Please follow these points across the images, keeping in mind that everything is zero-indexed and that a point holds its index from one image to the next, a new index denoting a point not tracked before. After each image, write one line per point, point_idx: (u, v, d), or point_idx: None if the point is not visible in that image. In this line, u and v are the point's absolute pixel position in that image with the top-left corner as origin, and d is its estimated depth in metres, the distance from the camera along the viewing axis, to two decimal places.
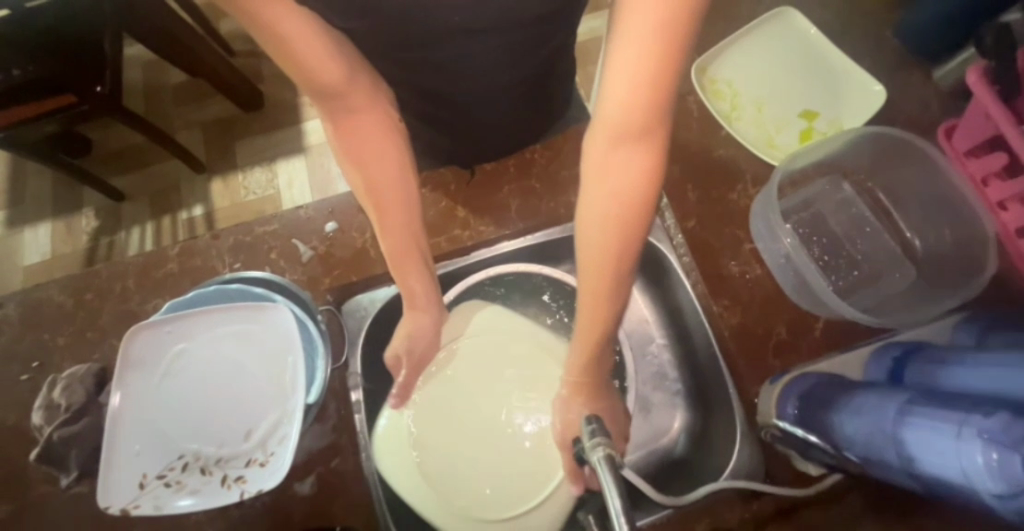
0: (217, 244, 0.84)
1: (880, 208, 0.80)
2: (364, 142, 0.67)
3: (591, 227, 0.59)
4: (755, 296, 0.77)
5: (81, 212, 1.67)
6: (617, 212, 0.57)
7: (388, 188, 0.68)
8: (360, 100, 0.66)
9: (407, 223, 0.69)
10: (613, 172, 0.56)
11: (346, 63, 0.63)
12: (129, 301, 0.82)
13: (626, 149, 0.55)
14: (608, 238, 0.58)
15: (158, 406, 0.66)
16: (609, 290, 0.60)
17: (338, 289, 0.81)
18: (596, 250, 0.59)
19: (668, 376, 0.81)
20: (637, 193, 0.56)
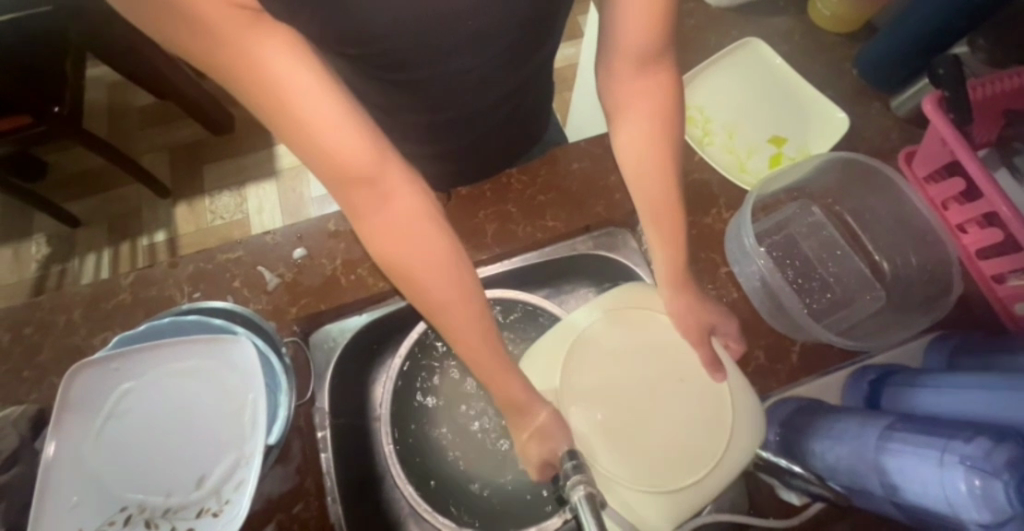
0: (176, 272, 0.79)
1: (848, 231, 0.81)
2: (401, 223, 0.60)
3: (640, 146, 0.70)
4: (733, 320, 0.77)
5: (32, 238, 1.58)
6: (658, 134, 0.69)
7: (430, 273, 0.62)
8: (392, 180, 0.59)
9: (468, 301, 0.63)
10: (639, 102, 0.68)
11: (373, 141, 0.57)
12: (74, 335, 0.76)
13: (644, 79, 0.67)
14: (659, 150, 0.69)
15: (100, 452, 0.60)
16: (669, 197, 0.69)
17: (305, 319, 0.77)
18: (648, 174, 0.70)
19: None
20: (662, 112, 0.68)
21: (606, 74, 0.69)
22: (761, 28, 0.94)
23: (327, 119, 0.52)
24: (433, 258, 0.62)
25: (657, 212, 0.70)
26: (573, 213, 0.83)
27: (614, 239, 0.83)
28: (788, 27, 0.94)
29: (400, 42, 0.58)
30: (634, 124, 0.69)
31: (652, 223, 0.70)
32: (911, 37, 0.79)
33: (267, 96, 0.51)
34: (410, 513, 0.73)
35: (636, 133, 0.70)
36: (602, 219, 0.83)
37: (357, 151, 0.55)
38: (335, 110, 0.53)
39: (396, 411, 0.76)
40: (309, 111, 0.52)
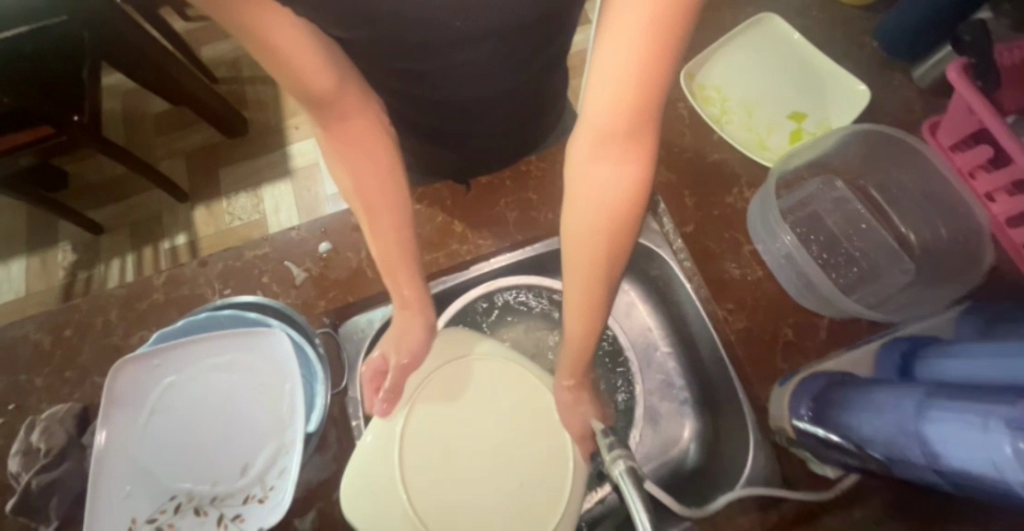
0: (206, 270, 0.81)
1: (874, 205, 0.81)
2: (351, 149, 0.65)
3: (591, 230, 0.56)
4: (758, 298, 0.77)
5: (58, 246, 1.61)
6: (611, 213, 0.55)
7: (375, 195, 0.66)
8: (352, 112, 0.64)
9: (398, 236, 0.67)
10: (593, 188, 0.55)
11: (338, 74, 0.61)
12: (113, 335, 0.78)
13: (608, 166, 0.53)
14: (600, 228, 0.56)
15: (148, 443, 0.62)
16: (592, 294, 0.59)
17: (335, 311, 0.79)
18: (582, 269, 0.58)
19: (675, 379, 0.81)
20: (626, 199, 0.54)
21: (572, 140, 0.55)
22: (776, 3, 0.93)
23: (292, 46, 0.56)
24: (379, 193, 0.66)
25: (582, 286, 0.59)
26: None
27: None
28: (804, 1, 0.93)
29: (422, 32, 0.58)
30: (579, 206, 0.56)
31: (573, 315, 0.61)
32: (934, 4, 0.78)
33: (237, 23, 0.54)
34: None
35: (579, 207, 0.56)
36: None
37: (320, 76, 0.58)
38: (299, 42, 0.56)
39: None
40: (277, 40, 0.55)
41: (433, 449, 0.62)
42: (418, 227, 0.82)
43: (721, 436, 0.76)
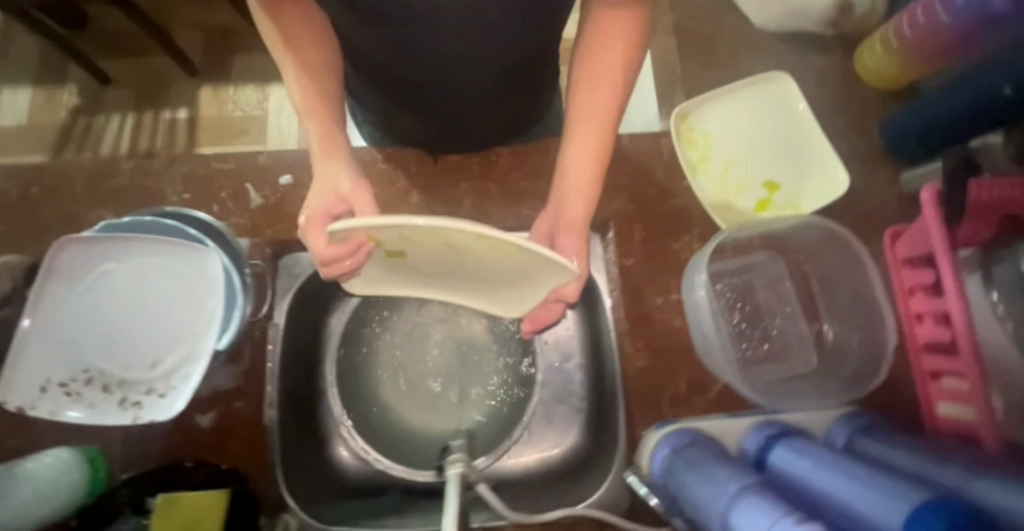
0: (172, 169, 0.84)
1: (808, 294, 0.82)
2: (296, 32, 0.69)
3: (592, 84, 0.73)
4: (667, 346, 0.80)
5: (65, 86, 1.63)
6: (620, 62, 0.72)
7: (314, 64, 0.70)
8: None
9: (332, 95, 0.72)
10: (609, 26, 0.72)
11: None
12: (73, 205, 0.82)
13: (619, 13, 0.71)
14: (604, 73, 0.73)
15: (74, 319, 0.68)
16: (606, 122, 0.74)
17: (277, 243, 0.82)
18: (598, 123, 0.73)
19: (574, 380, 0.87)
20: (631, 45, 0.72)
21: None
22: (798, 61, 0.90)
23: None
24: (316, 63, 0.71)
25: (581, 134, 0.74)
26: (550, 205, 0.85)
27: None
28: (825, 68, 0.90)
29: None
30: (600, 65, 0.73)
31: (584, 159, 0.74)
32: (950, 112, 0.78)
33: None
34: (336, 432, 0.86)
35: (598, 62, 0.73)
36: None
37: None
38: None
39: (346, 347, 0.88)
40: None
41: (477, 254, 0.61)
42: (377, 186, 0.84)
43: (591, 458, 0.83)
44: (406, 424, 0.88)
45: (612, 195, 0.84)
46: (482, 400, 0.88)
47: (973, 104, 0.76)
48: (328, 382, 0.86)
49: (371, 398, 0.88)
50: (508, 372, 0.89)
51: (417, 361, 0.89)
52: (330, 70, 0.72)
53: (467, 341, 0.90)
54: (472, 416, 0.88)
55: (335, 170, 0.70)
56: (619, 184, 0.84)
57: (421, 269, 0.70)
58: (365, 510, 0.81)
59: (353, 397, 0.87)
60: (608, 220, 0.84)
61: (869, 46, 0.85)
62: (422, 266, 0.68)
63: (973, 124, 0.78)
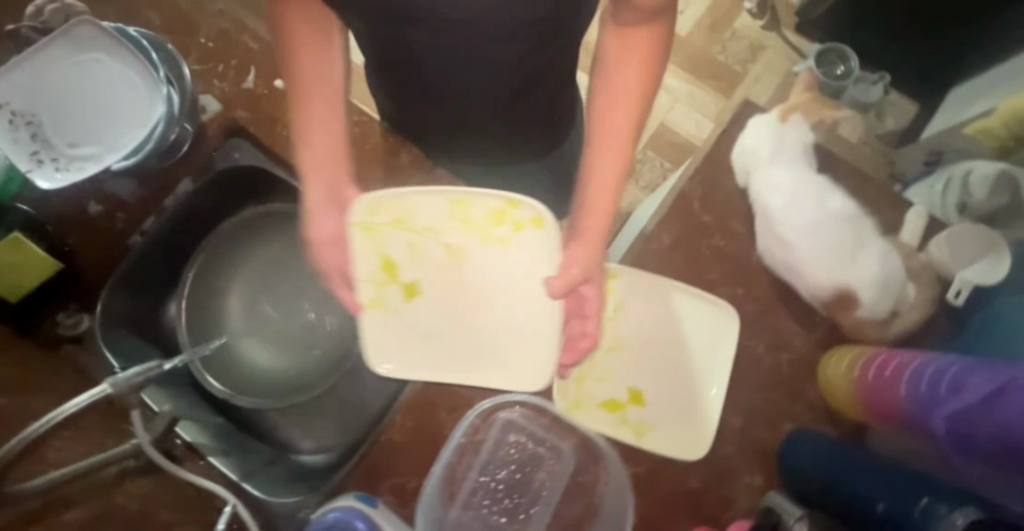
0: (215, 14, 0.92)
1: (580, 514, 0.75)
2: (295, 25, 0.69)
3: (619, 104, 0.67)
4: (431, 447, 0.77)
5: None
6: (635, 91, 0.66)
7: (309, 60, 0.70)
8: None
9: (331, 90, 0.71)
10: (625, 60, 0.65)
11: None
12: None
13: (633, 43, 0.64)
14: (622, 105, 0.67)
15: (51, 75, 0.80)
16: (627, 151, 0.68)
17: (236, 125, 0.89)
18: (629, 116, 0.67)
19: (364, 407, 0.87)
20: (647, 67, 0.65)
21: (603, 26, 0.65)
22: (773, 315, 0.78)
23: None
24: (314, 72, 0.70)
25: (602, 150, 0.69)
26: None
27: None
28: (794, 341, 0.77)
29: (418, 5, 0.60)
30: (614, 106, 0.67)
31: (588, 221, 0.70)
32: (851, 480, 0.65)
33: None
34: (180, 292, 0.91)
35: (615, 105, 0.67)
36: None
37: None
38: None
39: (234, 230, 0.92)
40: None
41: (484, 263, 0.77)
42: None
43: (321, 476, 0.81)
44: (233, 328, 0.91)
45: None
46: (300, 360, 0.91)
47: (884, 485, 0.61)
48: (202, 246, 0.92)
49: (217, 277, 0.92)
50: (326, 354, 0.91)
51: (280, 288, 0.93)
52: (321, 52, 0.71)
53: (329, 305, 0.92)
54: (271, 360, 0.91)
55: (314, 155, 0.71)
56: None
57: (445, 300, 0.77)
58: (135, 348, 0.87)
59: (211, 272, 0.91)
60: None
61: (840, 354, 0.74)
62: (432, 310, 0.77)
63: (869, 511, 0.61)
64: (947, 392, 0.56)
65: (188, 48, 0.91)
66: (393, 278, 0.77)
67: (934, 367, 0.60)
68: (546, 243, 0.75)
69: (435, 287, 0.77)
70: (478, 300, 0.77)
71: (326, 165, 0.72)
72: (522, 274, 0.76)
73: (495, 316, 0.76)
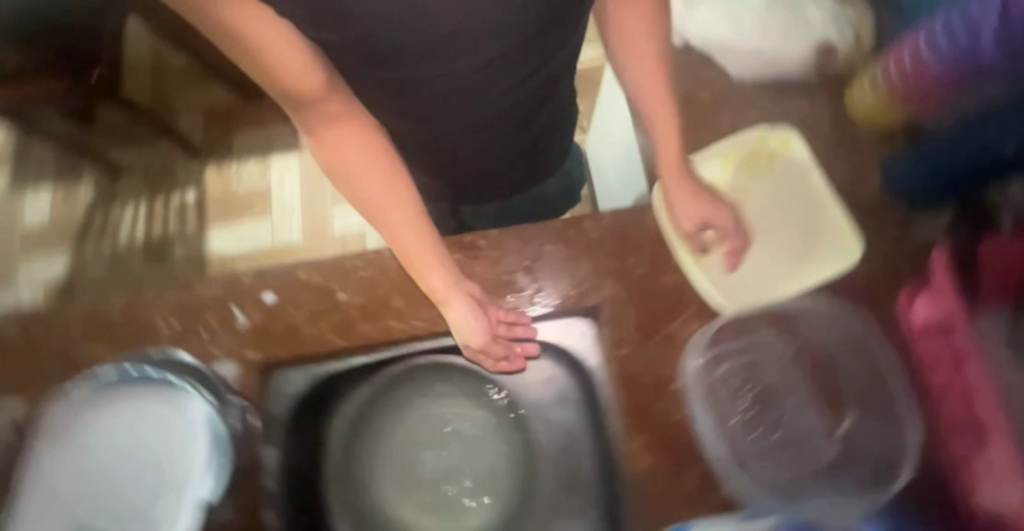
0: (160, 299, 0.85)
1: (820, 374, 0.74)
2: (348, 162, 0.77)
3: (642, 64, 0.81)
4: (672, 439, 0.75)
5: (80, 182, 1.72)
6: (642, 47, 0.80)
7: (357, 164, 0.77)
8: (339, 112, 0.74)
9: (399, 199, 0.79)
10: (632, 19, 0.79)
11: (327, 78, 0.70)
12: (67, 344, 0.83)
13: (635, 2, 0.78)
14: (647, 64, 0.80)
15: (70, 476, 0.70)
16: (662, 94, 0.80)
17: (265, 364, 0.82)
18: (649, 77, 0.80)
19: (583, 480, 0.79)
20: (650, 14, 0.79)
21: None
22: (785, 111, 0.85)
23: (281, 55, 0.65)
24: (382, 173, 0.78)
25: (652, 100, 0.81)
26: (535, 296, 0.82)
27: (571, 329, 0.81)
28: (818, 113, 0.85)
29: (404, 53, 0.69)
30: (641, 71, 0.81)
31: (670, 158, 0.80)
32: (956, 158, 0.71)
33: (251, 58, 0.65)
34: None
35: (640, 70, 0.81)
36: (563, 309, 0.81)
37: (303, 77, 0.67)
38: (284, 40, 0.64)
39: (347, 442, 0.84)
40: (264, 47, 0.64)
41: (772, 200, 0.82)
42: (359, 295, 0.84)
43: None
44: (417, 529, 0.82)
45: (598, 281, 0.81)
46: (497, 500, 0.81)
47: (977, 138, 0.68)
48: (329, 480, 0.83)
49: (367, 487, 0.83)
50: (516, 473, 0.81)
51: (429, 454, 0.84)
52: (371, 157, 0.77)
53: (489, 428, 0.84)
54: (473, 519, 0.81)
55: (437, 269, 0.78)
56: (605, 266, 0.81)
57: (756, 244, 0.81)
58: None
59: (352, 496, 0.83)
60: (597, 307, 0.80)
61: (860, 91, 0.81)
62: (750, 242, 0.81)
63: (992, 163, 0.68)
64: (967, 36, 0.67)
65: (166, 343, 0.83)
66: (702, 233, 0.81)
67: (938, 27, 0.69)
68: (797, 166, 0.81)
69: (754, 231, 0.81)
70: (785, 218, 0.81)
71: (431, 256, 0.78)
72: (783, 184, 0.82)
73: (788, 224, 0.80)
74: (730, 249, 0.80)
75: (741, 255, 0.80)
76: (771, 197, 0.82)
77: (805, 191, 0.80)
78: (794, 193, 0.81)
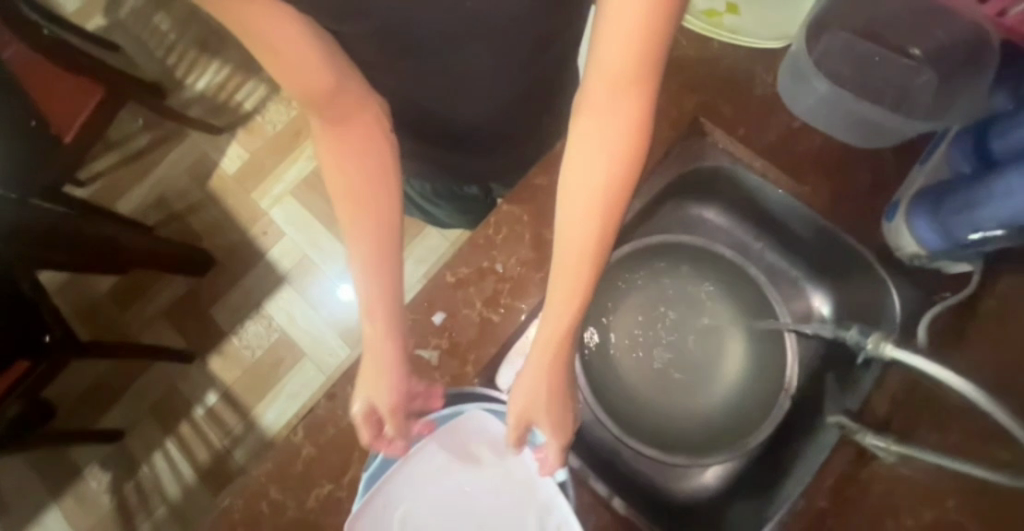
0: (340, 399, 0.75)
1: (875, 37, 0.86)
2: (343, 162, 0.73)
3: (614, 80, 0.61)
4: (827, 159, 0.84)
5: (84, 474, 1.44)
6: (616, 141, 0.64)
7: (356, 171, 0.73)
8: (352, 118, 0.72)
9: (388, 225, 0.75)
10: (613, 111, 0.63)
11: (339, 80, 0.68)
12: (288, 509, 0.72)
13: (622, 99, 0.62)
14: (605, 126, 0.64)
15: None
16: (617, 193, 0.66)
17: (486, 368, 0.77)
18: (603, 158, 0.65)
19: (786, 270, 0.92)
20: (627, 139, 0.64)
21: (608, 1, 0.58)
22: None
23: (292, 54, 0.65)
24: (372, 189, 0.74)
25: (582, 198, 0.67)
26: (645, 145, 0.84)
27: (692, 147, 0.85)
28: None
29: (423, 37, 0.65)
30: (591, 133, 0.65)
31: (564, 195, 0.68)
32: None
33: (262, 49, 0.65)
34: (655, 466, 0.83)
35: (609, 127, 0.64)
36: (673, 139, 0.85)
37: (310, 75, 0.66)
38: (296, 40, 0.65)
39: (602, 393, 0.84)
40: (279, 45, 0.64)
41: None
42: (512, 253, 0.80)
43: (846, 284, 0.86)
44: (702, 410, 0.87)
45: (679, 98, 0.85)
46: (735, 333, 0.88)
47: None
48: (609, 430, 0.83)
49: (638, 419, 0.85)
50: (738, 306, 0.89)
51: (657, 348, 0.89)
52: (372, 169, 0.74)
53: (687, 290, 0.90)
54: (732, 367, 0.87)
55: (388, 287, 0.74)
56: (675, 85, 0.86)
57: None
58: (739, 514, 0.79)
59: (633, 427, 0.84)
60: (695, 117, 0.85)
61: None
62: None
63: None
64: None
65: None
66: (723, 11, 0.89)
67: None
68: None
69: None
70: None
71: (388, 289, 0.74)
72: None
73: None
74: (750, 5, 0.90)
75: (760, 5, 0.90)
76: None
77: None
78: None
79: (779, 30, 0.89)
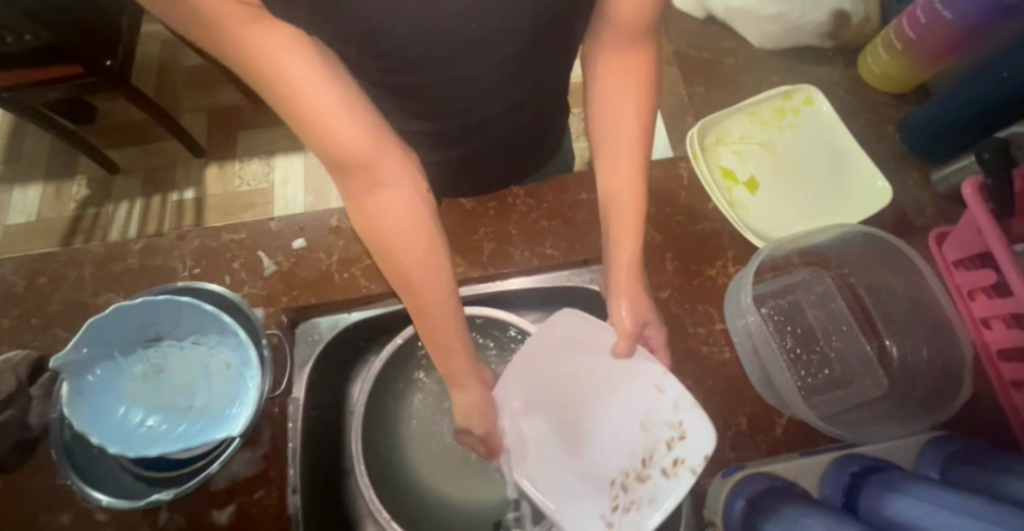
0: (183, 245, 0.81)
1: (861, 309, 0.78)
2: (391, 219, 0.58)
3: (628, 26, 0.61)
4: (721, 382, 0.73)
5: (74, 179, 1.66)
6: (632, 110, 0.67)
7: (410, 241, 0.59)
8: (389, 169, 0.56)
9: (439, 270, 0.60)
10: (617, 83, 0.66)
11: (370, 127, 0.54)
12: (81, 291, 0.79)
13: (628, 62, 0.65)
14: (625, 98, 0.67)
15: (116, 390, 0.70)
16: (639, 151, 0.67)
17: (294, 310, 0.77)
18: (623, 120, 0.67)
19: None
20: (637, 112, 0.67)
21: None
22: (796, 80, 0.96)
23: (317, 88, 0.49)
24: (422, 241, 0.59)
25: (622, 167, 0.67)
26: (573, 242, 0.81)
27: None
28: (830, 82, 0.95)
29: None
30: (614, 108, 0.67)
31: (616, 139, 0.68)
32: (964, 103, 0.79)
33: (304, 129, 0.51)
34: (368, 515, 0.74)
35: (619, 103, 0.67)
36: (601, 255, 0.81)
37: (350, 124, 0.52)
38: (322, 80, 0.49)
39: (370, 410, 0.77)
40: (284, 72, 0.48)
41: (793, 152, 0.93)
42: None
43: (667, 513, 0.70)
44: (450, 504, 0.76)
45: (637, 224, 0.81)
46: None
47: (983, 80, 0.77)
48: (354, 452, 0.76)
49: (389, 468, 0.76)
50: None
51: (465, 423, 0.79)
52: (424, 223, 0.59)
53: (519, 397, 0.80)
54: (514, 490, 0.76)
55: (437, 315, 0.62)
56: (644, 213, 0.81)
57: (786, 189, 0.90)
58: None
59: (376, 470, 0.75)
60: None
61: (872, 55, 0.94)
62: (778, 191, 0.90)
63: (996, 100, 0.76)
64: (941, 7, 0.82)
65: None
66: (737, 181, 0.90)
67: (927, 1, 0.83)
68: (822, 117, 0.93)
69: (783, 178, 0.91)
70: (808, 169, 0.92)
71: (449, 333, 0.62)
72: (802, 140, 0.94)
73: (812, 174, 0.91)
74: (765, 193, 0.89)
75: (773, 199, 0.89)
76: (794, 151, 0.93)
77: (825, 145, 0.92)
78: (815, 147, 0.93)
79: (772, 228, 0.87)
